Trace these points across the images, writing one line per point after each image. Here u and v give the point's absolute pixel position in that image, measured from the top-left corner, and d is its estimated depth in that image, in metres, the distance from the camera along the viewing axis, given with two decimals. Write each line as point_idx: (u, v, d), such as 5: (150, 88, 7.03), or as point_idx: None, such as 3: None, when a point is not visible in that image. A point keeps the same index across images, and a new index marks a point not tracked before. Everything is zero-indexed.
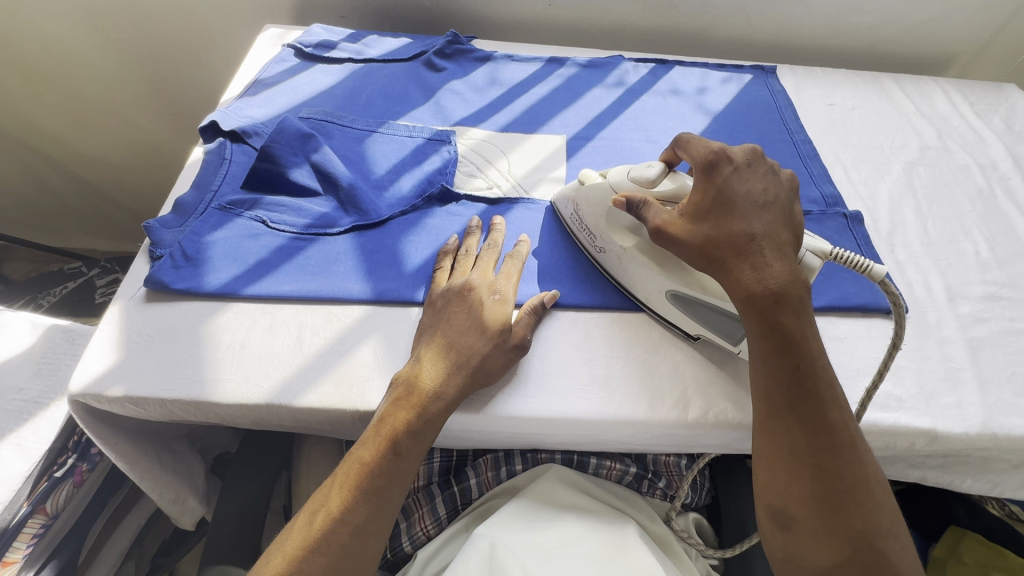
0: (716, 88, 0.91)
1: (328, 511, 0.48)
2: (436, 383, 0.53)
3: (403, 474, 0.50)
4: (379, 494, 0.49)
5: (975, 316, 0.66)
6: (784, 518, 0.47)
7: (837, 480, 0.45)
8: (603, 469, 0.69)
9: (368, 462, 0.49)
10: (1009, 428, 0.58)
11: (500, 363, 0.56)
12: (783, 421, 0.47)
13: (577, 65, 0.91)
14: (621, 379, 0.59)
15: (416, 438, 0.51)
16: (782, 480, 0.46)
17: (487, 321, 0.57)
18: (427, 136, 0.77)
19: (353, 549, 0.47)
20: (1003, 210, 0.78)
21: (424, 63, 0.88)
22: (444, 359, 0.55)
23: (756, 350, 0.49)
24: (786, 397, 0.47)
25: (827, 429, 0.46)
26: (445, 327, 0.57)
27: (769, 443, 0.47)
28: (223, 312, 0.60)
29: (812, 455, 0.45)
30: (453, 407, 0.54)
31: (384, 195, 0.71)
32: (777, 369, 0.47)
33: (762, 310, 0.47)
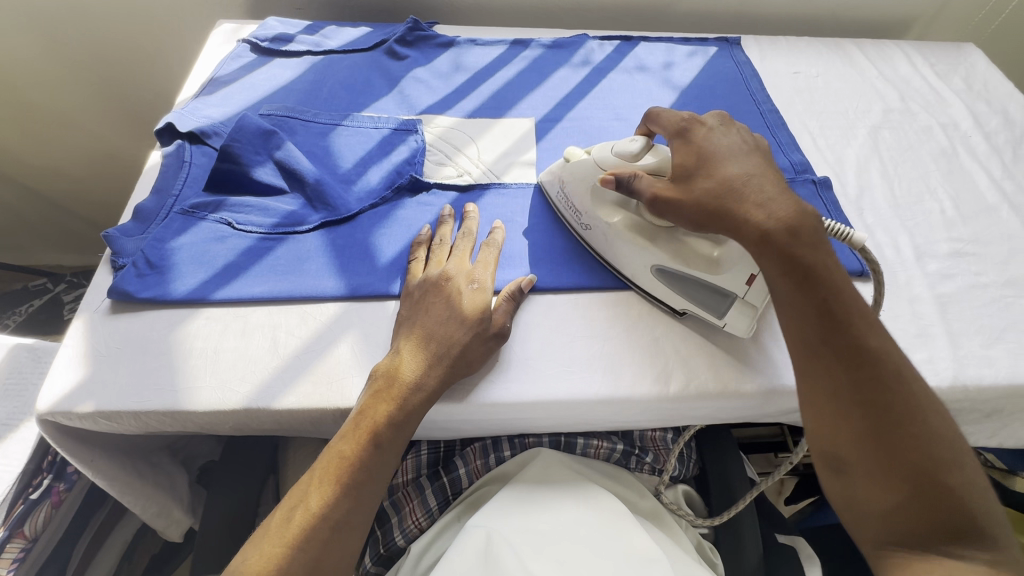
0: (682, 62, 0.90)
1: (308, 506, 0.47)
2: (416, 371, 0.53)
3: (383, 466, 0.50)
4: (359, 489, 0.48)
5: (942, 273, 0.68)
6: (837, 462, 0.43)
7: (886, 410, 0.41)
8: (590, 449, 0.69)
9: (349, 454, 0.49)
10: (978, 379, 0.60)
11: (480, 353, 0.56)
12: (812, 354, 0.45)
13: (542, 46, 0.90)
14: (602, 358, 0.59)
15: (394, 429, 0.51)
16: (827, 420, 0.43)
17: (466, 309, 0.57)
18: (393, 126, 0.76)
19: (333, 543, 0.46)
20: (966, 168, 0.79)
21: (386, 51, 0.86)
22: (423, 346, 0.54)
23: (777, 288, 0.47)
24: (818, 328, 0.45)
25: (856, 357, 0.43)
26: (422, 316, 0.57)
27: (808, 382, 0.45)
28: (193, 319, 0.59)
29: (855, 386, 0.42)
30: (435, 397, 0.53)
31: (353, 189, 0.69)
32: (801, 304, 0.46)
33: (782, 247, 0.46)
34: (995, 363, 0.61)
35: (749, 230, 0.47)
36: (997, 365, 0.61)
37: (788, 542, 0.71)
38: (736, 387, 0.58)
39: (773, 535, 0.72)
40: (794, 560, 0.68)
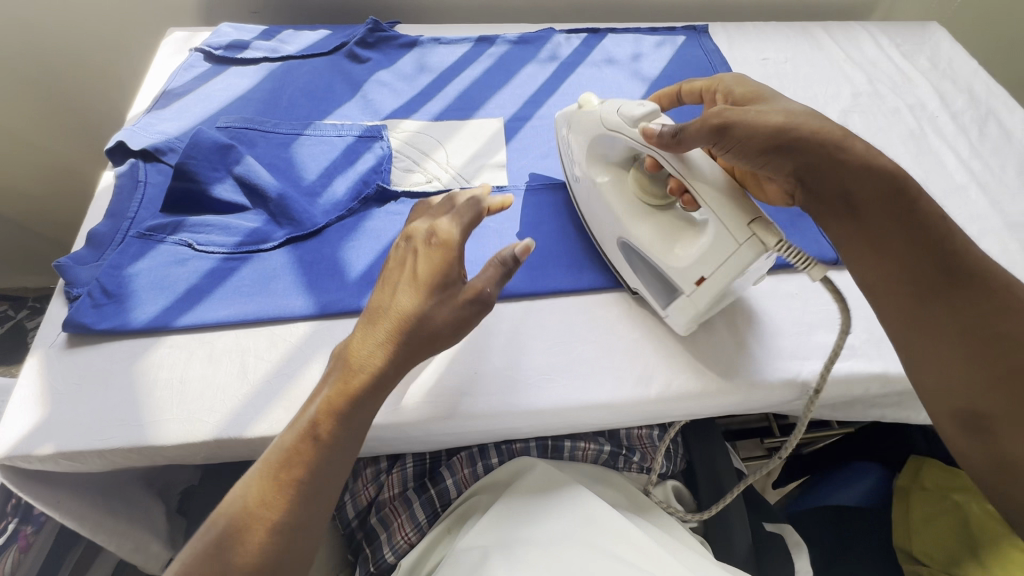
0: (650, 53, 0.89)
1: (240, 510, 0.43)
2: (367, 352, 0.49)
3: (328, 468, 0.45)
4: (301, 488, 0.44)
5: None
6: (976, 419, 0.43)
7: (1021, 360, 0.42)
8: (578, 451, 0.69)
9: (289, 453, 0.45)
10: None
11: (433, 321, 0.50)
12: (915, 297, 0.46)
13: (507, 42, 0.88)
14: (582, 363, 0.58)
15: (337, 425, 0.46)
16: (962, 377, 0.43)
17: (421, 271, 0.51)
18: (357, 133, 0.73)
19: (267, 557, 0.42)
20: (934, 149, 0.80)
21: (346, 55, 0.83)
22: (386, 318, 0.50)
23: (894, 245, 0.47)
24: (936, 282, 0.46)
25: (965, 290, 0.45)
26: (408, 271, 0.52)
27: (934, 339, 0.45)
28: (156, 348, 0.56)
29: (981, 338, 0.44)
30: (386, 386, 0.49)
31: (318, 202, 0.67)
32: (917, 262, 0.46)
33: (892, 202, 0.47)
34: None
35: (837, 176, 0.48)
36: None
37: (775, 530, 0.72)
38: (718, 385, 0.57)
39: (762, 524, 0.73)
40: (780, 543, 0.70)
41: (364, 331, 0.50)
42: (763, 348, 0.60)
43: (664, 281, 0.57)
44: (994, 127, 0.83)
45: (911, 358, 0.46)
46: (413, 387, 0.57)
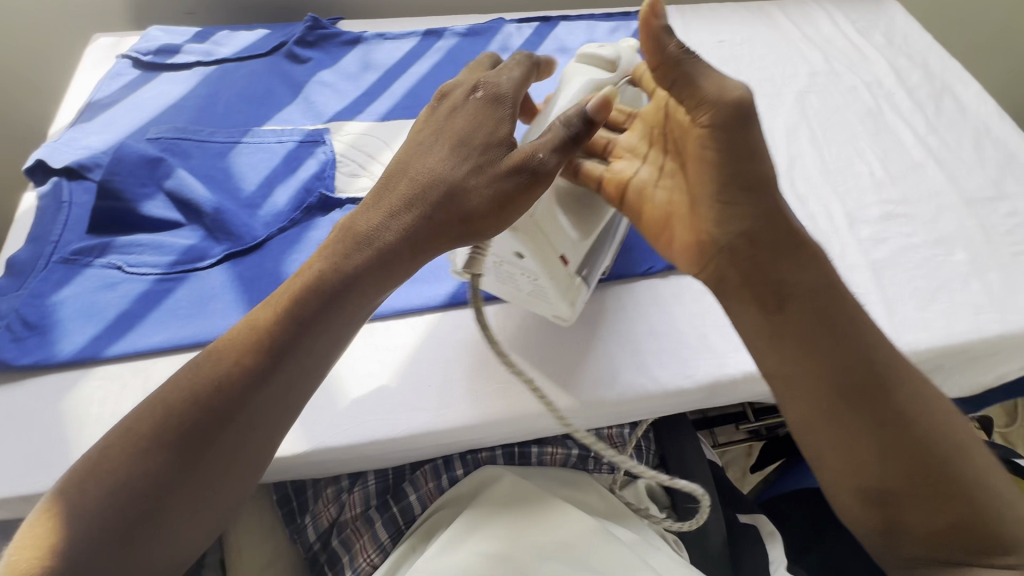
0: (604, 40, 0.87)
1: (179, 395, 0.41)
2: (376, 221, 0.46)
3: (280, 383, 0.43)
4: (270, 376, 0.43)
5: (875, 238, 0.68)
6: (877, 496, 0.41)
7: (920, 435, 0.41)
8: (545, 456, 0.68)
9: (246, 343, 0.43)
10: (915, 344, 0.60)
11: (464, 201, 0.44)
12: (829, 380, 0.43)
13: (456, 34, 0.84)
14: (540, 369, 0.57)
15: (306, 329, 0.44)
16: (868, 454, 0.41)
17: (459, 139, 0.46)
18: (298, 139, 0.70)
19: (188, 457, 0.40)
20: (892, 126, 0.79)
21: (285, 55, 0.79)
22: (406, 182, 0.46)
23: (789, 327, 0.44)
24: (832, 364, 0.43)
25: (877, 372, 0.43)
26: (444, 129, 0.47)
27: (833, 416, 0.42)
28: (85, 381, 0.53)
29: (878, 417, 0.42)
30: (391, 269, 0.46)
31: (258, 213, 0.63)
32: (813, 345, 0.43)
33: (780, 282, 0.45)
34: (930, 326, 0.61)
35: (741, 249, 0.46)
36: (932, 327, 0.61)
37: (749, 521, 0.72)
38: (679, 383, 0.56)
39: (735, 516, 0.73)
40: (754, 533, 0.70)
41: (379, 199, 0.47)
42: (724, 342, 0.58)
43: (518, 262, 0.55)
44: (949, 101, 0.82)
45: (806, 431, 0.43)
46: (366, 404, 0.54)
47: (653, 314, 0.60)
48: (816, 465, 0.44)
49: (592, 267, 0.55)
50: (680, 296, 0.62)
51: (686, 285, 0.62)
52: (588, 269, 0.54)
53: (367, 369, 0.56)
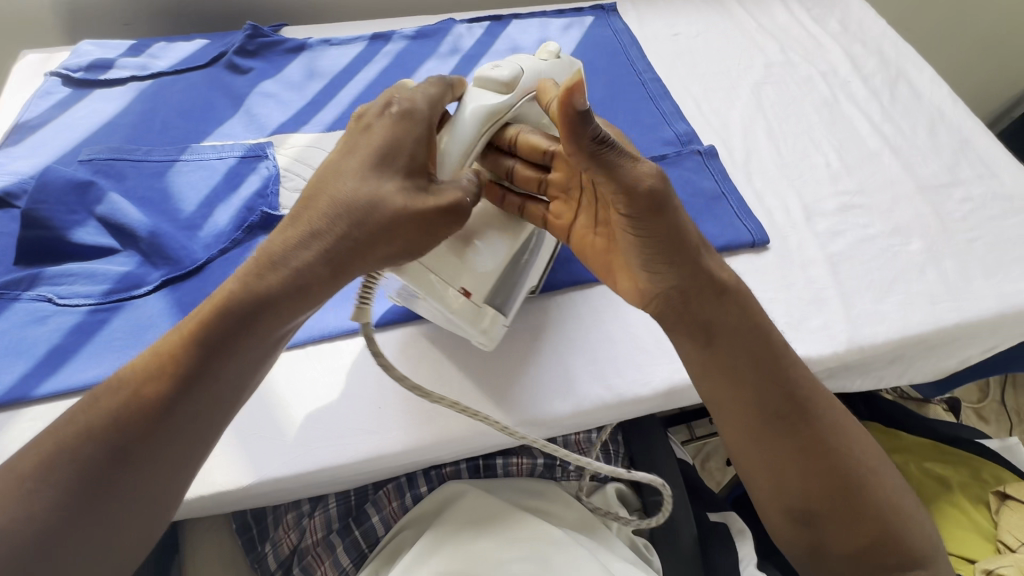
0: (557, 37, 0.85)
1: (70, 437, 0.38)
2: (287, 242, 0.42)
3: (186, 421, 0.40)
4: (172, 417, 0.39)
5: (832, 231, 0.67)
6: (802, 517, 0.47)
7: (843, 472, 0.47)
8: (512, 467, 0.66)
9: (148, 380, 0.39)
10: (871, 337, 0.60)
11: (381, 227, 0.41)
12: (763, 424, 0.48)
13: (404, 38, 0.82)
14: (493, 384, 0.56)
15: (216, 359, 0.40)
16: (796, 483, 0.47)
17: (377, 159, 0.43)
18: (239, 154, 0.67)
19: (80, 504, 0.37)
20: (847, 116, 0.78)
21: (225, 65, 0.76)
22: (320, 200, 0.42)
23: (737, 368, 0.48)
24: (775, 401, 0.48)
25: (806, 417, 0.48)
26: (356, 147, 0.44)
27: (769, 448, 0.48)
28: (15, 423, 0.50)
29: (810, 453, 0.47)
30: (308, 295, 0.42)
31: (198, 235, 0.61)
32: (761, 385, 0.48)
33: (734, 328, 0.48)
34: (886, 318, 0.61)
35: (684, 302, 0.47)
36: (888, 319, 0.61)
37: (719, 519, 0.71)
38: (635, 391, 0.56)
39: (705, 514, 0.72)
40: (724, 533, 0.69)
41: (291, 217, 0.43)
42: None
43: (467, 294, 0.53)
44: (904, 88, 0.82)
45: (745, 455, 0.49)
46: (315, 431, 0.54)
47: (607, 322, 0.60)
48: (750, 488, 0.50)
49: (513, 292, 0.53)
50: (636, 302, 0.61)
51: None
52: (506, 296, 0.52)
53: (316, 395, 0.56)
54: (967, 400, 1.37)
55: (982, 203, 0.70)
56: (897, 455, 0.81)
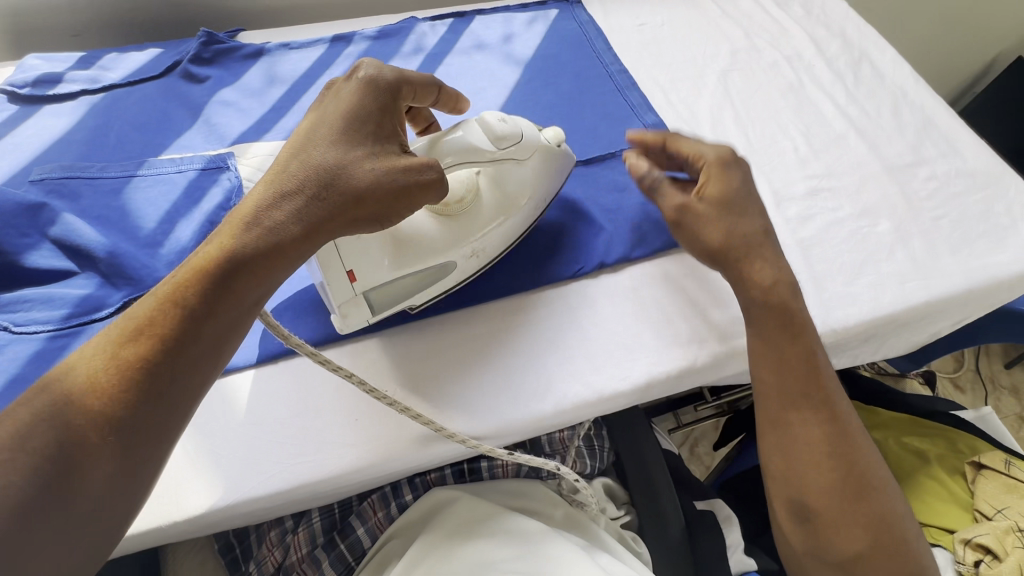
0: (522, 32, 0.84)
1: (37, 410, 0.34)
2: (258, 199, 0.44)
3: (171, 381, 0.37)
4: (161, 372, 0.37)
5: (802, 216, 0.68)
6: (805, 512, 0.50)
7: (857, 471, 0.50)
8: (496, 469, 0.66)
9: (123, 342, 0.37)
10: (843, 320, 0.61)
11: (344, 192, 0.45)
12: (797, 413, 0.51)
13: (366, 38, 0.80)
14: (472, 389, 0.56)
15: (198, 317, 0.39)
16: (806, 475, 0.50)
17: (341, 132, 0.47)
18: (199, 166, 0.65)
19: (53, 477, 0.33)
20: (813, 100, 0.79)
21: (181, 74, 0.74)
22: (288, 160, 0.46)
23: (779, 354, 0.52)
24: (808, 388, 0.52)
25: (838, 421, 0.51)
26: (328, 112, 0.49)
27: (791, 434, 0.51)
28: None
29: (829, 446, 0.50)
30: (282, 250, 0.43)
31: (160, 252, 0.59)
32: (796, 371, 0.52)
33: (780, 321, 0.53)
34: (857, 300, 0.62)
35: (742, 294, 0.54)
36: (860, 301, 0.62)
37: (706, 508, 0.72)
38: (614, 387, 0.56)
39: (692, 503, 0.72)
40: (712, 520, 0.69)
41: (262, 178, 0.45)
42: (658, 339, 0.59)
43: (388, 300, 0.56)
44: (867, 69, 0.83)
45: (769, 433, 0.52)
46: (293, 449, 0.53)
47: (581, 320, 0.60)
48: (768, 475, 0.52)
49: (399, 300, 0.56)
50: (611, 297, 0.61)
51: (617, 282, 0.63)
52: (392, 300, 0.56)
53: (292, 413, 0.54)
54: (944, 370, 1.41)
55: (946, 181, 0.71)
56: (875, 431, 0.82)
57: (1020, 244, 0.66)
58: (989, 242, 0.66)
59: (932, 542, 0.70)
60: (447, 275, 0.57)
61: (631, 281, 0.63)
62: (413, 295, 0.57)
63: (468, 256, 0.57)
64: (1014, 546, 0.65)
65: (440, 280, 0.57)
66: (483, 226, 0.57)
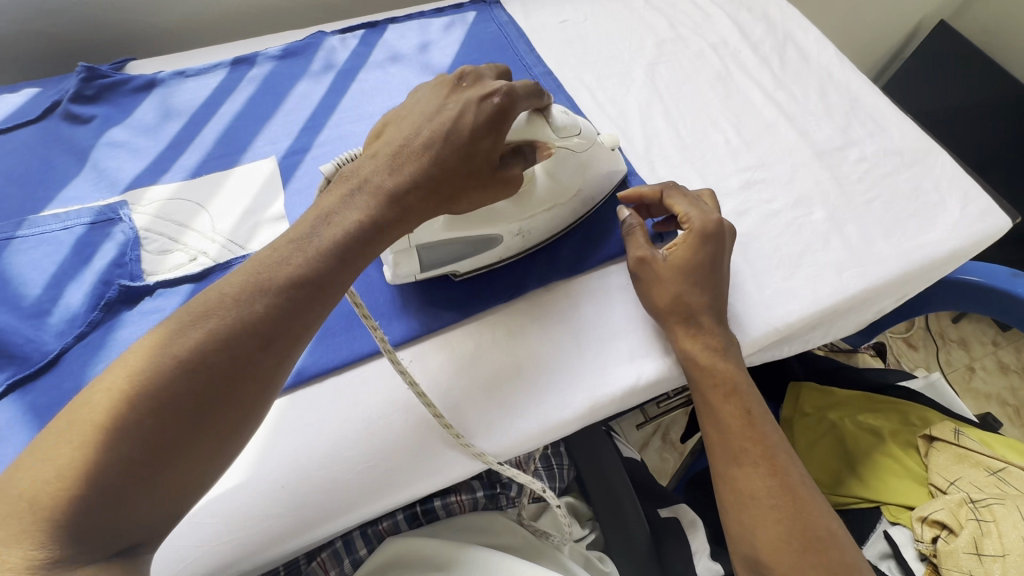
0: (439, 39, 0.79)
1: (177, 348, 0.36)
2: (382, 178, 0.46)
3: (273, 357, 0.39)
4: (296, 313, 0.40)
5: (738, 211, 0.66)
6: (758, 566, 0.49)
7: (804, 523, 0.49)
8: (450, 507, 0.64)
9: (246, 300, 0.39)
10: (785, 317, 0.60)
11: (454, 186, 0.48)
12: (739, 466, 0.51)
13: (270, 58, 0.74)
14: (403, 441, 0.51)
15: (306, 296, 0.40)
16: (755, 527, 0.49)
17: (461, 126, 0.47)
18: (87, 220, 0.59)
19: (226, 383, 0.37)
20: (742, 87, 0.77)
21: (62, 116, 0.67)
22: (413, 141, 0.48)
23: (714, 403, 0.54)
24: (744, 438, 0.52)
25: (786, 476, 0.51)
26: (449, 104, 0.49)
27: (735, 485, 0.51)
28: None
29: (770, 497, 0.50)
30: (377, 243, 0.45)
31: (48, 322, 0.53)
32: (732, 421, 0.53)
33: (710, 372, 0.54)
34: (797, 295, 0.61)
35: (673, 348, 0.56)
36: (800, 295, 0.61)
37: (670, 514, 0.71)
38: (558, 416, 0.53)
39: (656, 511, 0.72)
40: (674, 527, 0.69)
41: (387, 152, 0.47)
42: (599, 359, 0.56)
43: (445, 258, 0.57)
44: (792, 52, 0.82)
45: (719, 486, 0.53)
46: (209, 526, 0.47)
47: (527, 345, 0.57)
48: (725, 528, 0.52)
49: (446, 262, 0.57)
50: (568, 309, 0.59)
51: (552, 301, 0.60)
52: (440, 260, 0.57)
53: None
54: (896, 332, 1.45)
55: (876, 161, 0.71)
56: (832, 412, 0.82)
57: (950, 221, 0.66)
58: (920, 221, 0.66)
59: (891, 521, 0.71)
60: (492, 246, 0.58)
61: (569, 298, 0.60)
62: (460, 260, 0.58)
63: (514, 233, 0.58)
64: (968, 519, 0.65)
65: (483, 249, 0.58)
66: (534, 207, 0.58)
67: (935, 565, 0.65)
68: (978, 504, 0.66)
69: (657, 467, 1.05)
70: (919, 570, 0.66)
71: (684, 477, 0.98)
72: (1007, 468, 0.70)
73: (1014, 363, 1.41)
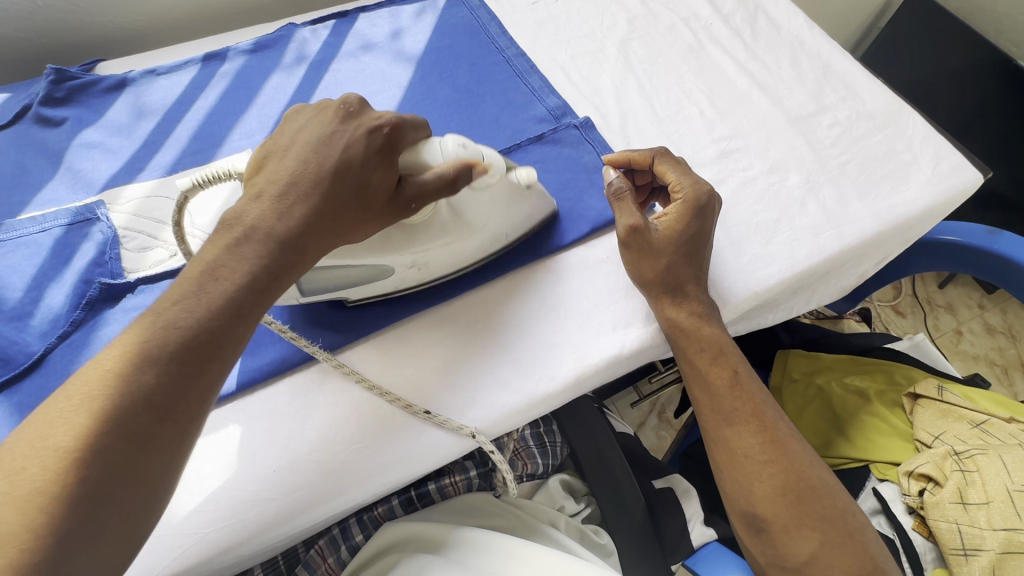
0: (411, 26, 0.79)
1: (59, 440, 0.35)
2: (268, 223, 0.44)
3: (177, 425, 0.38)
4: (192, 378, 0.39)
5: (715, 180, 0.67)
6: (757, 522, 0.50)
7: (796, 475, 0.50)
8: (446, 489, 0.64)
9: (133, 371, 0.37)
10: (764, 282, 0.61)
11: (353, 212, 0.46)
12: (730, 426, 0.52)
13: (241, 52, 0.74)
14: (393, 422, 0.52)
15: (198, 358, 0.39)
16: (749, 485, 0.50)
17: (345, 159, 0.46)
18: (64, 222, 0.59)
19: (124, 463, 0.35)
20: (714, 59, 0.78)
21: (33, 119, 0.66)
22: (302, 178, 0.45)
23: (702, 369, 0.55)
24: (733, 399, 0.53)
25: (776, 431, 0.52)
26: (338, 133, 0.47)
27: (728, 446, 0.52)
28: None
29: (762, 453, 0.51)
30: (273, 290, 0.44)
31: (31, 324, 0.53)
32: (721, 385, 0.54)
33: (697, 338, 0.55)
34: (775, 260, 0.62)
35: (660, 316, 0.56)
36: (779, 260, 0.62)
37: (664, 485, 0.72)
38: (539, 392, 0.54)
39: (650, 483, 0.72)
40: (670, 499, 0.69)
41: (273, 193, 0.45)
42: (549, 359, 0.56)
43: (337, 285, 0.53)
44: (763, 21, 0.82)
45: (712, 449, 0.53)
46: (205, 515, 0.47)
47: (508, 328, 0.57)
48: (720, 488, 0.53)
49: (333, 290, 0.54)
50: (526, 305, 0.58)
51: (535, 279, 0.60)
52: (323, 288, 0.53)
53: (198, 473, 0.49)
54: (884, 300, 1.46)
55: (849, 126, 0.72)
56: (819, 377, 0.83)
57: (922, 179, 0.68)
58: (893, 182, 0.67)
59: (880, 478, 0.72)
60: (381, 277, 0.54)
61: (548, 275, 0.60)
62: (352, 288, 0.54)
63: (409, 266, 0.54)
64: (952, 471, 0.66)
65: (374, 279, 0.54)
66: (430, 239, 0.53)
67: (922, 518, 0.67)
68: (961, 456, 0.67)
69: (654, 444, 1.08)
70: (908, 523, 0.68)
71: (672, 451, 0.97)
72: (990, 420, 0.71)
73: (1000, 325, 1.43)
